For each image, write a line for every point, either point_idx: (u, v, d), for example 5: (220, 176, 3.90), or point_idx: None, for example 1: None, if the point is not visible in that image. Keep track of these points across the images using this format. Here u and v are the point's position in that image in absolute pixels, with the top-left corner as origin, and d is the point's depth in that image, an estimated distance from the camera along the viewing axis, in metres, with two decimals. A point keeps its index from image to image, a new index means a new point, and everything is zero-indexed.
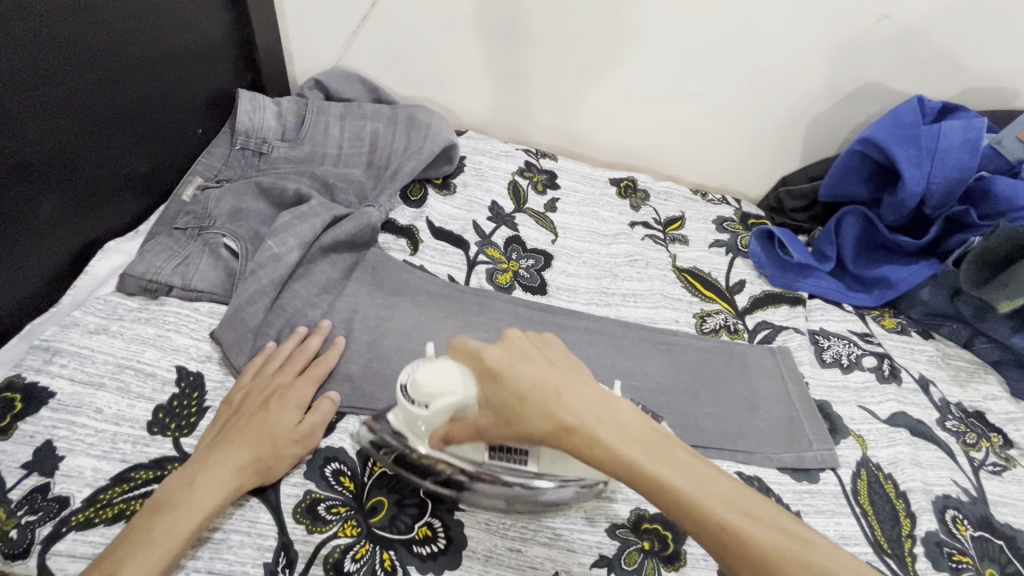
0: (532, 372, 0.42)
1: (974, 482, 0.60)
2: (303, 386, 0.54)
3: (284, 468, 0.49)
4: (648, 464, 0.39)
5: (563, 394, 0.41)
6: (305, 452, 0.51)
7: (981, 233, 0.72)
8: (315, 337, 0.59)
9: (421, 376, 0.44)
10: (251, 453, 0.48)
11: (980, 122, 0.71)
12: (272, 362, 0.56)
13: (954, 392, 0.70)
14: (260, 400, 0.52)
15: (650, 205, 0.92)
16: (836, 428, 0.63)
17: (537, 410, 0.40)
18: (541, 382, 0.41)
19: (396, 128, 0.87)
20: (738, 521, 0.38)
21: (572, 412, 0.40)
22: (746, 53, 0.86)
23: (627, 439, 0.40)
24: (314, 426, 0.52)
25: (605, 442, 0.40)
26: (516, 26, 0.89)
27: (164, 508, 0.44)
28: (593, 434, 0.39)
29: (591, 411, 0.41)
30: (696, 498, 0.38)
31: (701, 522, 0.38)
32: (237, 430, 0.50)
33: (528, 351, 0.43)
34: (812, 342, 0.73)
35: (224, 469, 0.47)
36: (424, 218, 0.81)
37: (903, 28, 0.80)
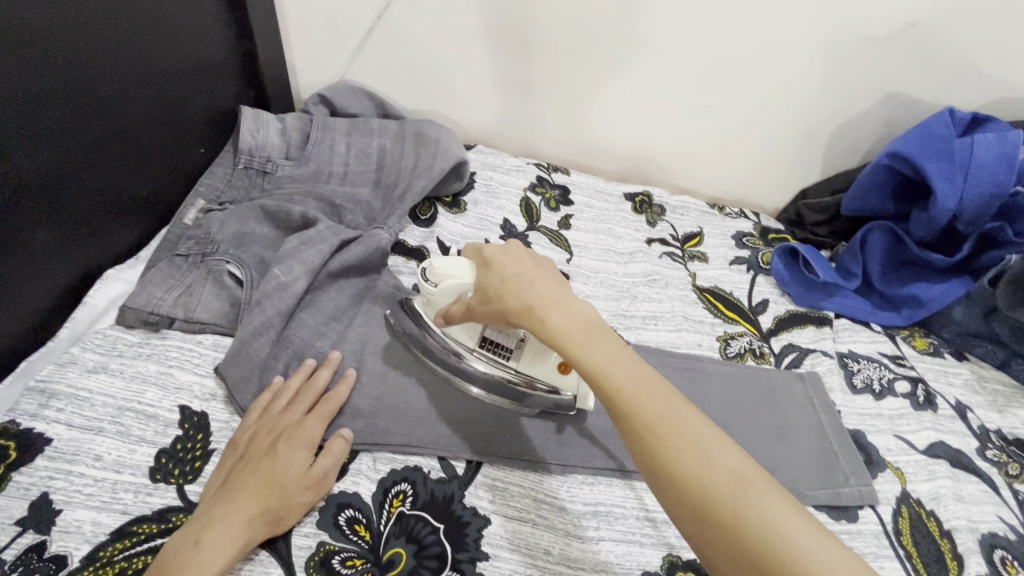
0: (515, 266, 0.46)
1: (1021, 518, 0.57)
2: (312, 425, 0.52)
3: (297, 516, 0.46)
4: (573, 340, 0.41)
5: (534, 279, 0.44)
6: (318, 496, 0.48)
7: (1018, 250, 0.69)
8: (324, 371, 0.56)
9: (439, 261, 0.52)
10: (259, 503, 0.45)
11: (1016, 135, 0.68)
12: (279, 401, 0.53)
13: (993, 419, 0.67)
14: (267, 443, 0.49)
15: (666, 220, 0.89)
16: (872, 461, 0.60)
17: (508, 291, 0.44)
18: (519, 272, 0.45)
19: (404, 144, 0.84)
20: (640, 394, 0.39)
21: (530, 293, 0.43)
22: (765, 63, 0.83)
23: (568, 318, 0.42)
24: (325, 468, 0.49)
25: (543, 316, 0.42)
26: (527, 37, 0.86)
27: (169, 570, 0.41)
28: (538, 306, 0.42)
29: (548, 294, 0.43)
30: (606, 371, 0.40)
31: (604, 389, 0.39)
32: (244, 477, 0.47)
33: (523, 252, 0.47)
34: (841, 366, 0.70)
35: (233, 522, 0.44)
36: (435, 239, 0.78)
37: (930, 37, 0.77)
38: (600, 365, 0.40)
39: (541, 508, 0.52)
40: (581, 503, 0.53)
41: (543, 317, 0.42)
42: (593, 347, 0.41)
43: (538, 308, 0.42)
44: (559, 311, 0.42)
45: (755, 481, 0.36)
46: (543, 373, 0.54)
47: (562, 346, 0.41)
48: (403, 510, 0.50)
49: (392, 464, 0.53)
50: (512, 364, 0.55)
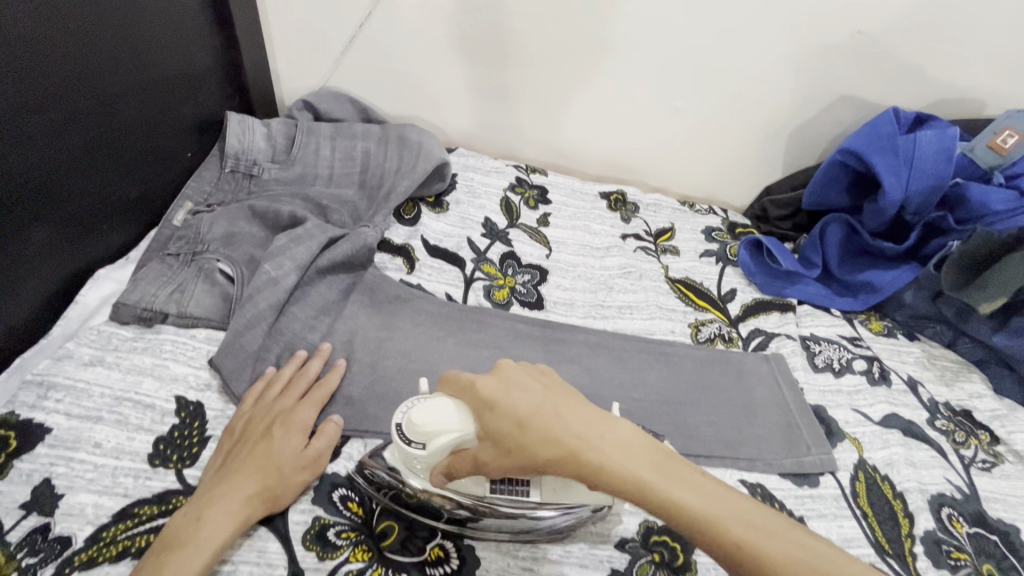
0: (529, 399, 0.43)
1: (966, 479, 0.62)
2: (306, 411, 0.54)
3: (292, 494, 0.48)
4: (664, 488, 0.40)
5: (564, 418, 0.42)
6: (312, 476, 0.50)
7: (960, 237, 0.74)
8: (316, 360, 0.59)
9: (418, 413, 0.45)
10: (257, 482, 0.47)
11: (953, 132, 0.74)
12: (272, 390, 0.55)
13: (941, 392, 0.72)
14: (263, 430, 0.51)
15: (640, 217, 0.94)
16: (832, 431, 0.65)
17: (537, 436, 0.41)
18: (535, 411, 0.42)
19: (387, 147, 0.87)
20: (755, 538, 0.39)
21: (576, 436, 0.41)
22: (728, 69, 0.89)
23: (640, 461, 0.41)
24: (319, 450, 0.52)
25: (615, 466, 0.41)
26: (503, 45, 0.90)
27: (171, 547, 0.43)
28: (603, 456, 0.41)
29: (590, 431, 0.42)
30: (708, 515, 0.39)
31: (719, 539, 0.39)
32: (242, 460, 0.49)
33: (519, 379, 0.45)
34: (804, 348, 0.75)
35: (232, 500, 0.46)
36: (419, 237, 0.81)
37: (874, 44, 0.84)
38: (709, 517, 0.39)
39: None
40: None
41: (600, 460, 0.41)
42: (682, 492, 0.40)
43: (602, 456, 0.41)
44: (624, 452, 0.42)
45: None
46: (573, 499, 0.48)
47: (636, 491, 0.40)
48: None
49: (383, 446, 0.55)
50: (535, 497, 0.48)
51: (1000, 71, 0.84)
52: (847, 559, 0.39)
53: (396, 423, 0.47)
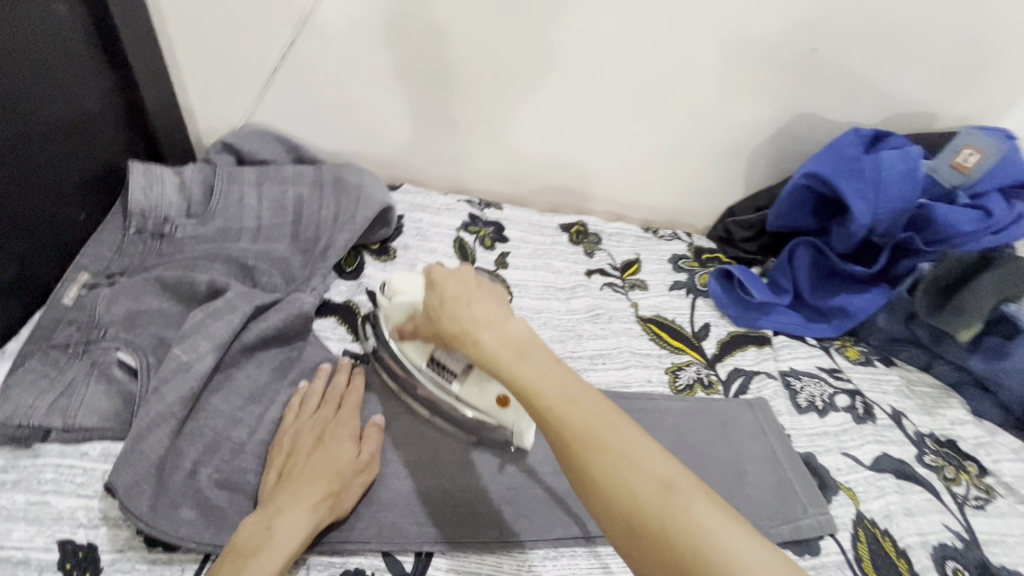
0: (455, 283, 0.45)
1: (964, 523, 0.59)
2: (350, 418, 0.54)
3: (353, 497, 0.49)
4: (511, 361, 0.40)
5: (468, 304, 0.43)
6: (370, 480, 0.51)
7: (929, 261, 0.72)
8: (341, 374, 0.57)
9: (397, 277, 0.56)
10: (323, 490, 0.47)
11: (916, 151, 0.72)
12: (309, 402, 0.55)
13: (926, 423, 0.70)
14: (313, 437, 0.51)
15: (603, 249, 0.88)
16: (826, 485, 0.61)
17: (444, 314, 0.44)
18: (453, 290, 0.45)
19: (322, 192, 0.77)
20: (573, 413, 0.37)
21: (466, 317, 0.43)
22: (682, 90, 0.85)
23: (506, 341, 0.41)
24: (368, 456, 0.52)
25: (482, 343, 0.41)
26: (444, 72, 0.83)
27: (246, 554, 0.43)
28: (477, 333, 0.42)
29: (484, 317, 0.43)
30: (539, 389, 0.38)
31: (539, 408, 0.38)
32: (300, 468, 0.49)
33: (468, 272, 0.47)
34: (785, 387, 0.71)
35: (299, 508, 0.46)
36: (364, 292, 0.72)
37: (828, 61, 0.81)
38: (534, 386, 0.39)
39: None
40: None
41: (476, 337, 0.42)
42: (530, 370, 0.39)
43: (477, 334, 0.42)
44: (495, 333, 0.42)
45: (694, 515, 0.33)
46: (481, 404, 0.53)
47: (494, 365, 0.41)
48: None
49: (330, 571, 0.47)
50: (454, 388, 0.54)
51: (951, 85, 0.84)
52: (668, 461, 0.36)
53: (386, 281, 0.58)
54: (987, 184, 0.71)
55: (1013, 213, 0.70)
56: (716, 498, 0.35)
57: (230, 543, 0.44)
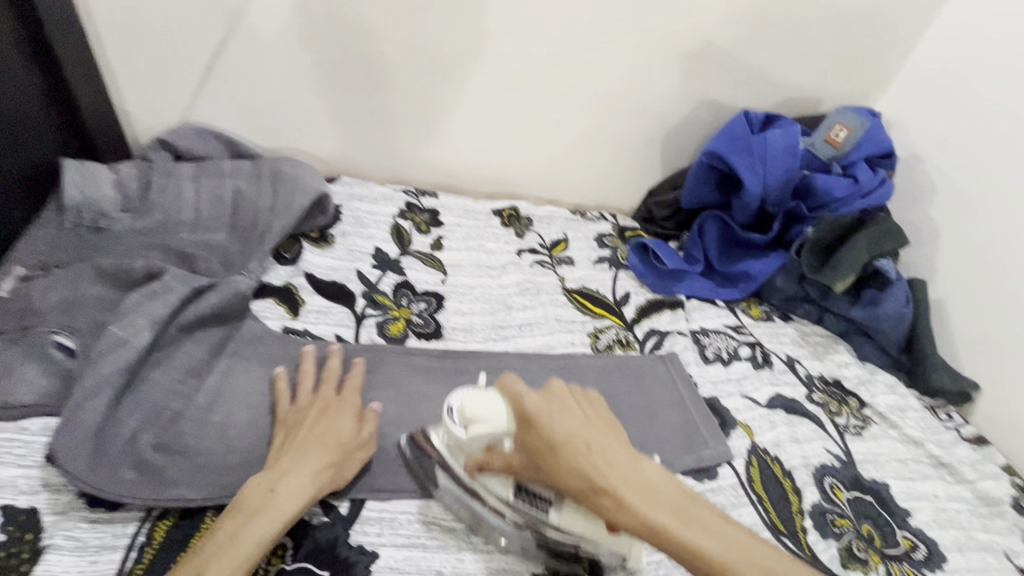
0: (566, 422, 0.46)
1: (842, 446, 0.68)
2: (349, 397, 0.57)
3: (351, 471, 0.53)
4: (671, 524, 0.42)
5: (593, 451, 0.44)
6: (367, 456, 0.55)
7: (813, 224, 0.81)
8: (334, 358, 0.61)
9: (471, 401, 0.49)
10: (325, 459, 0.51)
11: (795, 129, 0.82)
12: (306, 381, 0.58)
13: (816, 366, 0.79)
14: (312, 413, 0.55)
15: (534, 231, 0.95)
16: (726, 422, 0.68)
17: (567, 463, 0.44)
18: (577, 445, 0.44)
19: (260, 184, 0.81)
20: (742, 566, 0.41)
21: (609, 478, 0.43)
22: (598, 83, 0.93)
23: (658, 501, 0.43)
24: (366, 434, 0.56)
25: (634, 506, 0.42)
26: (374, 68, 0.88)
27: (249, 512, 0.46)
28: (625, 493, 0.43)
29: (618, 470, 0.44)
30: (697, 544, 0.41)
31: (700, 562, 0.41)
32: (302, 441, 0.52)
33: (566, 402, 0.48)
34: (695, 342, 0.79)
35: (300, 475, 0.49)
36: (303, 274, 0.76)
37: (722, 53, 0.91)
38: (703, 546, 0.41)
39: (431, 530, 0.53)
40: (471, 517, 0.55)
41: (619, 494, 0.43)
42: (685, 527, 0.42)
43: (621, 494, 0.43)
44: (641, 488, 0.43)
45: None
46: (589, 530, 0.49)
47: (645, 521, 0.42)
48: (282, 566, 0.48)
49: None
50: (554, 520, 0.49)
51: (830, 72, 0.95)
52: None
53: (448, 404, 0.52)
54: (856, 155, 0.82)
55: (876, 179, 0.80)
56: None
57: (235, 503, 0.47)
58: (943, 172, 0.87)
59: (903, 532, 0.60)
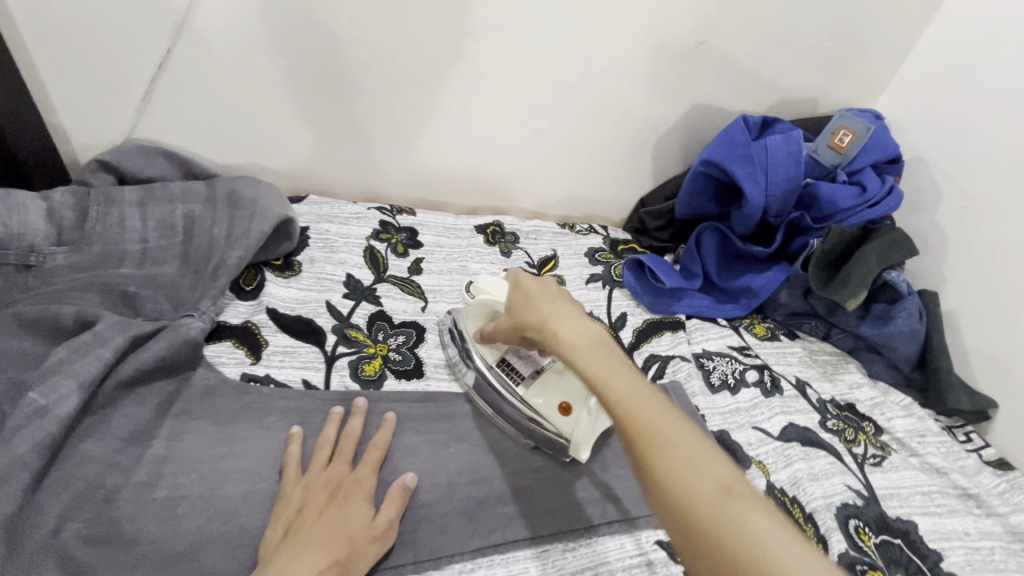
0: (541, 285, 0.51)
1: (864, 481, 0.62)
2: (367, 477, 0.52)
3: (361, 569, 0.46)
4: (585, 359, 0.43)
5: (550, 301, 0.49)
6: (381, 551, 0.48)
7: (819, 236, 0.76)
8: (355, 419, 0.56)
9: (484, 279, 0.61)
10: (329, 557, 0.44)
11: (797, 135, 0.77)
12: (323, 452, 0.53)
13: (827, 389, 0.74)
14: (325, 495, 0.49)
15: (520, 248, 0.88)
16: (739, 460, 0.62)
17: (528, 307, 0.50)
18: (534, 295, 0.50)
19: (215, 208, 0.73)
20: (632, 404, 0.39)
21: (543, 314, 0.48)
22: (584, 88, 0.86)
23: (584, 340, 0.44)
24: (384, 522, 0.49)
25: (560, 335, 0.45)
26: (341, 76, 0.80)
27: None
28: (552, 325, 0.46)
29: (562, 315, 0.47)
30: (608, 382, 0.41)
31: (605, 397, 0.40)
32: (309, 529, 0.46)
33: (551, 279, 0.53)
34: (699, 368, 0.73)
35: (301, 575, 0.42)
36: (265, 310, 0.68)
37: (716, 54, 0.85)
38: (602, 377, 0.41)
39: None
40: None
41: (555, 330, 0.46)
42: (602, 364, 0.42)
43: (556, 326, 0.46)
44: (571, 326, 0.46)
45: (742, 502, 0.34)
46: (544, 404, 0.59)
47: (569, 356, 0.44)
48: None
49: None
50: (520, 392, 0.61)
51: (827, 72, 0.90)
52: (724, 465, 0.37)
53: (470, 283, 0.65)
54: (861, 162, 0.77)
55: (884, 187, 0.75)
56: (779, 515, 0.35)
57: None
58: (951, 176, 0.82)
59: None
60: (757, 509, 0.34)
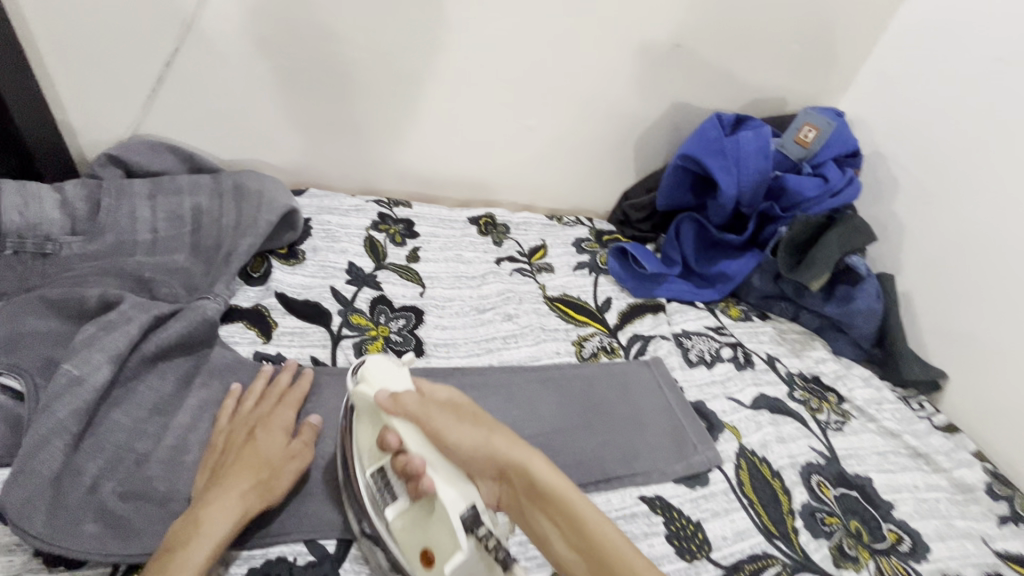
0: (460, 400, 0.49)
1: (826, 442, 0.69)
2: (284, 413, 0.55)
3: (284, 485, 0.50)
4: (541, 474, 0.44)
5: (481, 421, 0.47)
6: (302, 467, 0.52)
7: (786, 223, 0.83)
8: (284, 373, 0.60)
9: (373, 365, 0.50)
10: (250, 478, 0.48)
11: (766, 131, 0.83)
12: (247, 400, 0.56)
13: (794, 364, 0.80)
14: (245, 433, 0.53)
15: (511, 238, 0.93)
16: (713, 425, 0.68)
17: (460, 423, 0.46)
18: (474, 433, 0.46)
19: (221, 200, 0.77)
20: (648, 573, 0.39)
21: (510, 453, 0.45)
22: (570, 88, 0.92)
23: (539, 463, 0.45)
24: (300, 446, 0.53)
25: (509, 454, 0.45)
26: (341, 77, 0.84)
27: (175, 548, 0.43)
28: (528, 463, 0.44)
29: (506, 441, 0.46)
30: (572, 504, 0.43)
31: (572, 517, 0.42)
32: (231, 463, 0.50)
33: (456, 394, 0.50)
34: (678, 345, 0.79)
35: (228, 496, 0.47)
36: (273, 294, 0.72)
37: (691, 56, 0.91)
38: (598, 529, 0.41)
39: None
40: None
41: (507, 455, 0.45)
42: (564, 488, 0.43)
43: (502, 449, 0.45)
44: (521, 449, 0.46)
45: None
46: (414, 545, 0.44)
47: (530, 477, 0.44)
48: None
49: (250, 563, 0.48)
50: (389, 517, 0.46)
51: (795, 73, 0.97)
52: None
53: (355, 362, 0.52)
54: (824, 156, 0.84)
55: (845, 178, 0.83)
56: None
57: (163, 545, 0.44)
58: (904, 169, 0.90)
59: (889, 525, 0.61)
60: None
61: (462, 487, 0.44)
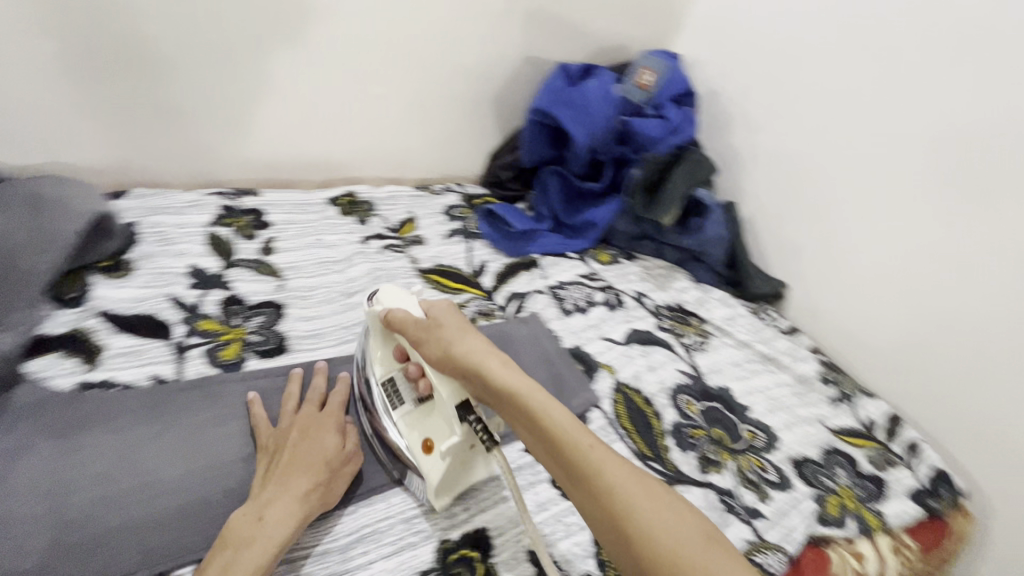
0: (448, 318, 0.55)
1: (690, 363, 0.75)
2: (336, 414, 0.55)
3: (338, 490, 0.51)
4: (496, 375, 0.48)
5: (456, 335, 0.52)
6: (355, 470, 0.53)
7: (637, 165, 0.87)
8: (322, 374, 0.59)
9: (385, 295, 0.58)
10: (309, 480, 0.49)
11: (606, 79, 0.87)
12: (288, 404, 0.56)
13: (661, 297, 0.85)
14: (296, 433, 0.52)
15: (377, 215, 0.89)
16: (591, 367, 0.71)
17: (434, 344, 0.52)
18: (446, 346, 0.52)
19: (10, 212, 0.62)
20: (598, 457, 0.42)
21: (467, 357, 0.50)
22: (414, 49, 0.87)
23: (501, 368, 0.49)
24: (354, 448, 0.53)
25: (468, 361, 0.50)
26: (144, 57, 0.72)
27: (236, 546, 0.44)
28: (482, 365, 0.49)
29: (471, 350, 0.51)
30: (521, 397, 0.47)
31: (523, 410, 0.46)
32: (288, 461, 0.50)
33: (450, 313, 0.56)
34: (554, 297, 0.81)
35: (289, 499, 0.47)
36: (95, 314, 0.63)
37: (530, 8, 0.91)
38: (546, 416, 0.45)
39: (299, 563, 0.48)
40: (345, 534, 0.51)
41: (467, 359, 0.50)
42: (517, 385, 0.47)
43: (463, 360, 0.50)
44: (483, 355, 0.50)
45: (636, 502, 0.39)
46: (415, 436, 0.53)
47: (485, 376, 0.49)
48: None
49: None
50: (394, 416, 0.54)
51: (631, 20, 1.00)
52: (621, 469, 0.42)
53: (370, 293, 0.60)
54: (662, 96, 0.88)
55: (681, 116, 0.88)
56: (685, 515, 0.39)
57: (219, 538, 0.45)
58: (736, 102, 0.96)
59: (747, 426, 0.68)
60: (656, 513, 0.39)
61: (448, 385, 0.52)
